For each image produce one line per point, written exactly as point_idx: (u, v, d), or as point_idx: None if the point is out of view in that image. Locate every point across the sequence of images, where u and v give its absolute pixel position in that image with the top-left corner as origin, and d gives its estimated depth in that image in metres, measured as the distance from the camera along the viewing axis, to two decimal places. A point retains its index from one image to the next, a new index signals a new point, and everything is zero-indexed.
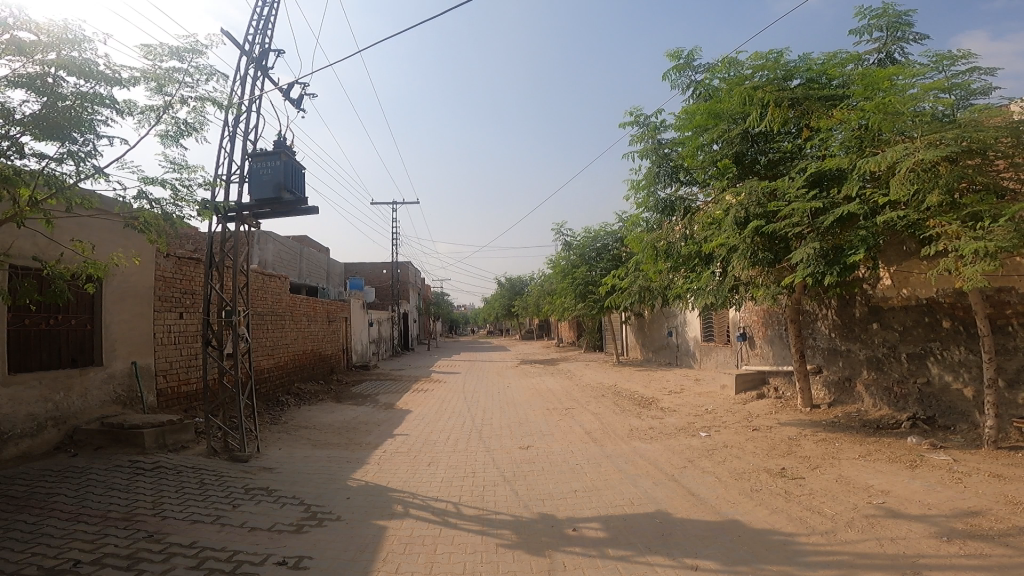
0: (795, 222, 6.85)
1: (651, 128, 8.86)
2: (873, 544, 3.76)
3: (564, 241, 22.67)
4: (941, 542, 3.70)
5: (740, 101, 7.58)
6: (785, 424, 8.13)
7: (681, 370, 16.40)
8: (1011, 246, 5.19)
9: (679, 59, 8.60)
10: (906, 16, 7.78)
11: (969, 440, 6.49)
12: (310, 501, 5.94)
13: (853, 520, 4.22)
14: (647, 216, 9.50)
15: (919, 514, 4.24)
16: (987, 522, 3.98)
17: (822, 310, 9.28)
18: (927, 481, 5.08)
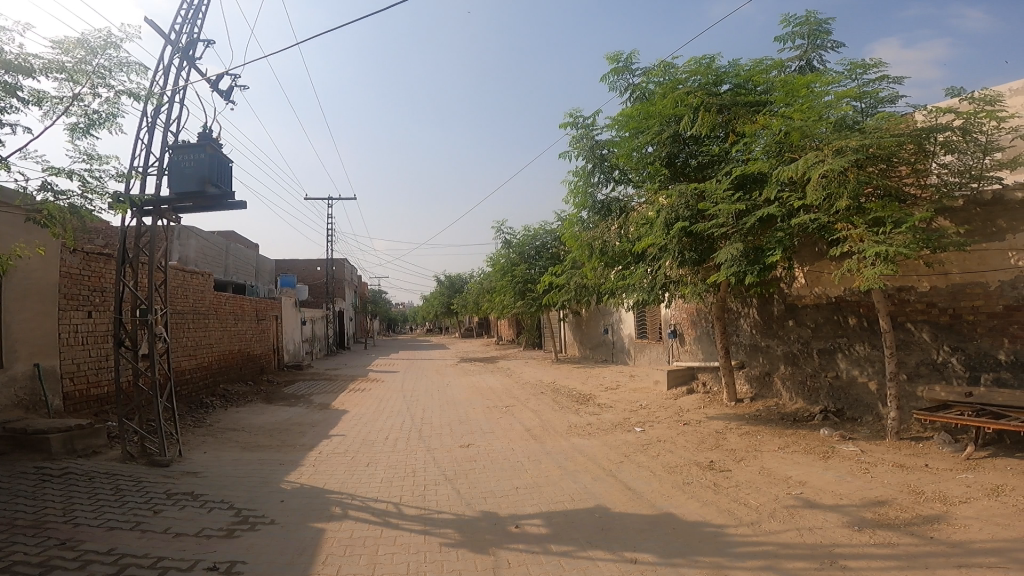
0: (720, 223, 7.20)
1: (588, 128, 9.05)
2: (794, 534, 4.08)
3: (504, 238, 22.80)
4: (853, 532, 4.05)
5: (674, 104, 7.83)
6: (713, 418, 8.57)
7: (616, 367, 16.90)
8: (908, 250, 5.66)
9: (618, 62, 8.80)
10: (825, 25, 8.31)
11: (874, 432, 7.08)
12: (239, 505, 5.75)
13: (775, 511, 4.55)
14: (585, 216, 9.72)
15: (833, 504, 4.62)
16: (893, 512, 4.38)
17: (745, 309, 9.81)
18: (839, 472, 5.52)
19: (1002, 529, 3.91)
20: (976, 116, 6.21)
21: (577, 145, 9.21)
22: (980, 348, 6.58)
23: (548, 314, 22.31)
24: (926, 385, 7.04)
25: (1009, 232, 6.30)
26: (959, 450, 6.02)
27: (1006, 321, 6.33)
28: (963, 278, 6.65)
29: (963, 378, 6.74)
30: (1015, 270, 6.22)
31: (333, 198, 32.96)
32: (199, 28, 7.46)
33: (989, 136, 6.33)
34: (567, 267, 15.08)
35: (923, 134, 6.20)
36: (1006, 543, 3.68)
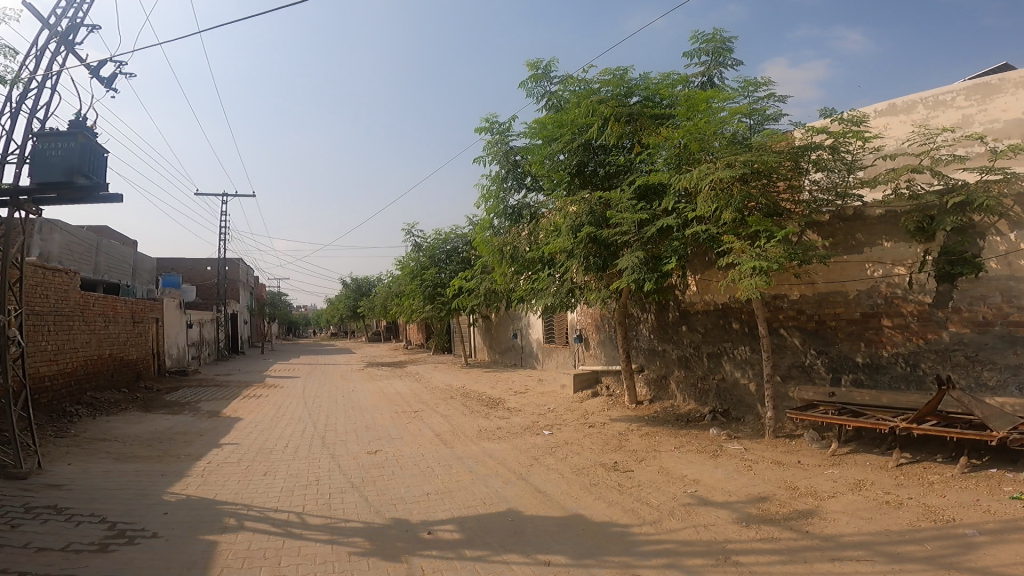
0: (623, 232, 7.60)
1: (502, 134, 9.22)
2: (691, 531, 4.43)
3: (414, 241, 22.49)
4: (742, 528, 4.45)
5: (585, 113, 8.14)
6: (615, 421, 9.00)
7: (524, 371, 17.19)
8: (780, 262, 6.26)
9: (537, 69, 8.99)
10: (728, 44, 8.94)
11: (755, 431, 7.76)
12: (114, 518, 5.34)
13: (674, 510, 4.90)
14: (497, 222, 9.93)
15: (724, 501, 5.05)
16: (775, 507, 4.85)
17: (644, 314, 10.38)
18: (727, 469, 6.02)
19: (864, 521, 4.44)
20: (846, 136, 6.93)
21: (492, 150, 9.39)
22: (841, 351, 7.43)
23: (458, 318, 22.27)
24: (797, 385, 7.82)
25: (866, 245, 7.19)
26: (826, 447, 6.75)
27: (864, 326, 7.21)
28: (826, 287, 7.51)
29: (827, 378, 7.56)
30: (871, 280, 7.11)
31: (229, 194, 31.06)
32: (83, 13, 6.84)
33: (854, 156, 7.17)
34: (478, 271, 15.17)
35: (799, 152, 6.84)
36: (868, 534, 4.18)
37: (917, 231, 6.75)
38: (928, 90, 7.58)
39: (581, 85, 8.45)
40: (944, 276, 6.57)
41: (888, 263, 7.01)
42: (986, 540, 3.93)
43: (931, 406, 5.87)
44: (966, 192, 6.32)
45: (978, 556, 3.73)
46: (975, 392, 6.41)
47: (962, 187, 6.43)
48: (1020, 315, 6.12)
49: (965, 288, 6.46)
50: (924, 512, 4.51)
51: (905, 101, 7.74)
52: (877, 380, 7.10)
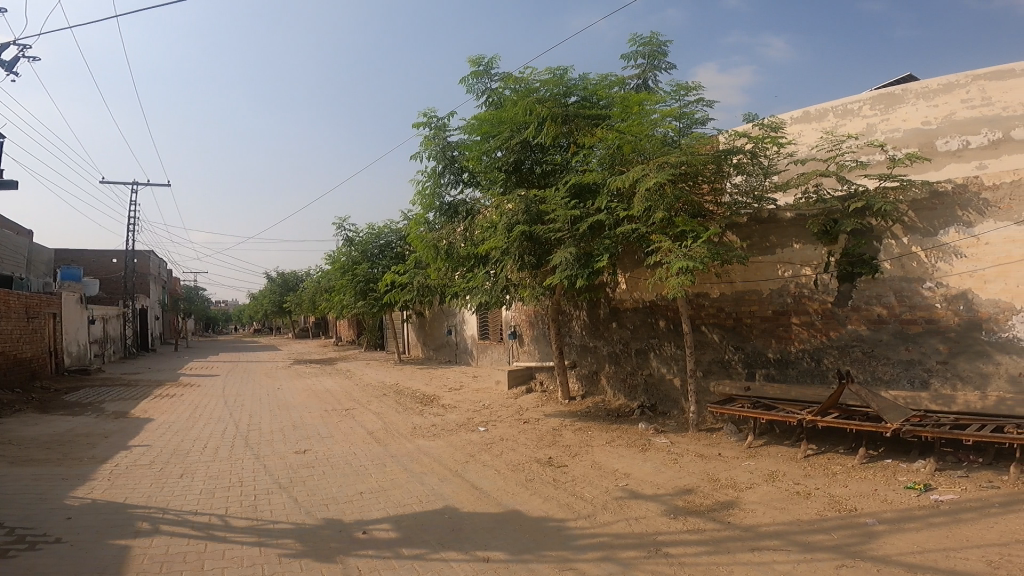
0: (557, 230, 7.77)
1: (439, 129, 9.18)
2: (624, 524, 4.63)
3: (345, 235, 21.88)
4: (670, 520, 4.70)
5: (524, 111, 8.20)
6: (549, 416, 9.21)
7: (458, 368, 17.14)
8: (704, 262, 6.59)
9: (478, 65, 8.95)
10: (663, 48, 9.26)
11: (679, 425, 8.17)
12: (11, 524, 4.96)
13: (607, 503, 5.11)
14: (432, 217, 9.89)
15: (653, 494, 5.31)
16: (700, 499, 5.15)
17: (576, 311, 10.64)
18: (655, 463, 6.32)
19: (780, 511, 4.79)
20: (764, 142, 7.39)
21: (428, 144, 9.33)
22: (755, 347, 7.95)
23: (391, 314, 21.88)
24: (716, 380, 8.29)
25: (778, 247, 7.71)
26: (743, 439, 7.20)
27: (775, 323, 7.73)
28: (743, 286, 8.01)
29: (743, 373, 8.08)
30: (782, 280, 7.64)
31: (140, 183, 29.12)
32: None
33: (769, 161, 7.64)
34: (412, 267, 15.01)
35: (723, 157, 7.20)
36: (783, 524, 4.50)
37: (822, 234, 7.28)
38: (837, 99, 8.09)
39: (521, 83, 8.51)
40: (845, 277, 7.13)
41: (796, 263, 7.53)
42: (885, 528, 4.32)
43: (835, 400, 6.42)
44: (866, 197, 6.86)
45: (878, 542, 4.09)
46: (871, 385, 7.01)
47: (862, 193, 6.96)
48: (909, 314, 6.73)
49: (863, 287, 7.03)
50: (830, 502, 4.92)
51: (817, 110, 8.32)
52: (787, 375, 7.65)
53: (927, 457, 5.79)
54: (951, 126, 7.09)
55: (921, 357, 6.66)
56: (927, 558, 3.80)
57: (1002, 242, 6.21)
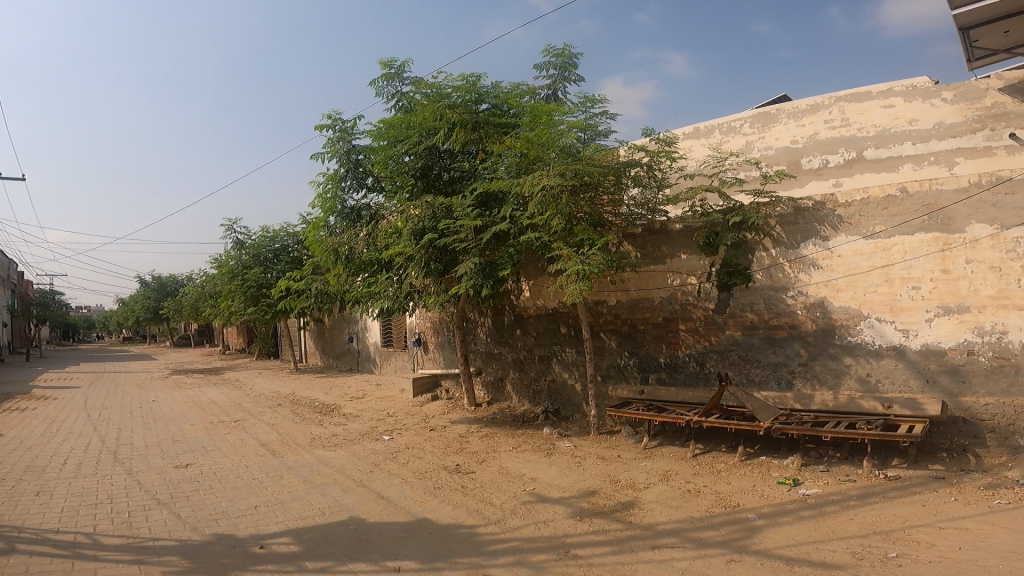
0: (462, 237, 7.86)
1: (344, 133, 9.15)
2: (533, 528, 4.80)
3: (236, 237, 20.67)
4: (576, 522, 4.92)
5: (433, 117, 8.21)
6: (455, 423, 9.25)
7: (359, 377, 16.69)
8: (600, 270, 6.94)
9: (389, 68, 8.85)
10: (574, 60, 9.57)
11: (582, 428, 8.52)
12: None
13: (515, 508, 5.27)
14: (333, 222, 9.70)
15: (559, 497, 5.53)
16: (603, 500, 5.43)
17: (481, 318, 10.76)
18: (559, 466, 6.56)
19: (675, 509, 5.16)
20: (659, 157, 7.89)
21: (331, 147, 9.21)
22: (648, 352, 8.49)
23: (286, 321, 20.90)
24: (614, 384, 8.76)
25: (668, 257, 8.27)
26: (638, 440, 7.64)
27: (665, 329, 8.30)
28: (637, 294, 8.54)
29: (637, 377, 8.59)
30: (670, 288, 8.22)
31: None
32: None
33: (663, 174, 8.16)
34: (309, 271, 14.46)
35: (622, 169, 7.60)
36: (678, 522, 4.86)
37: (706, 245, 7.86)
38: (722, 118, 8.83)
39: (431, 88, 8.50)
40: (724, 286, 7.79)
41: (684, 273, 8.13)
42: (764, 523, 4.79)
43: (716, 401, 7.02)
44: (743, 212, 7.50)
45: (759, 536, 4.53)
46: (745, 386, 7.70)
47: (739, 207, 7.59)
48: (776, 321, 7.46)
49: (739, 295, 7.71)
50: (717, 499, 5.37)
51: (706, 127, 9.02)
52: (676, 378, 8.22)
53: (795, 453, 6.48)
54: (814, 146, 8.05)
55: (786, 359, 7.41)
56: (801, 551, 4.24)
57: (852, 254, 6.97)
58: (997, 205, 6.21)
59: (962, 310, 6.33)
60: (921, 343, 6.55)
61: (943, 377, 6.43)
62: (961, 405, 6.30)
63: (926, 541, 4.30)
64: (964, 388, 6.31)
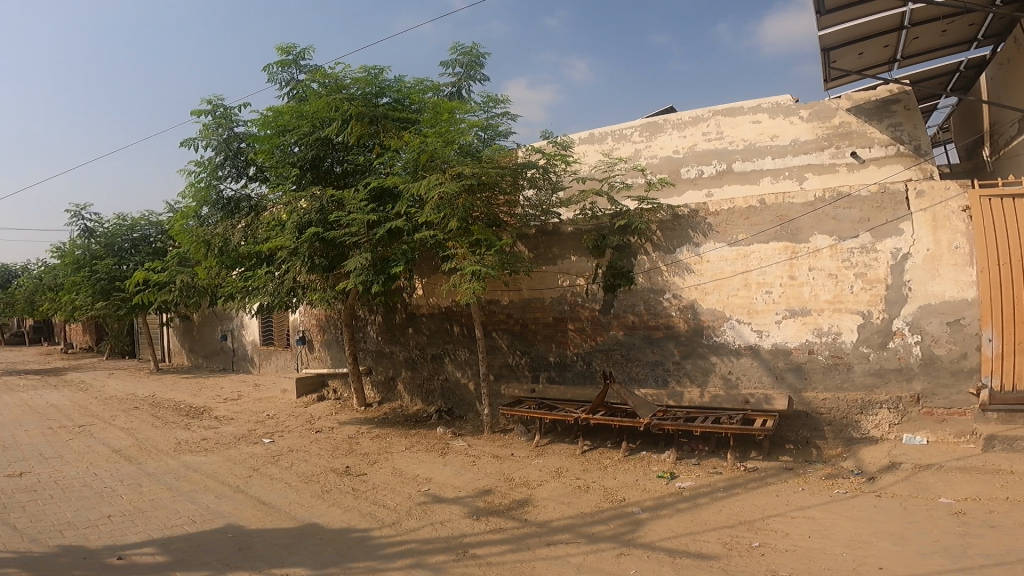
0: (354, 232, 7.71)
1: (224, 119, 8.87)
2: (429, 529, 4.81)
3: (85, 224, 18.56)
4: (473, 521, 5.00)
5: (328, 107, 7.97)
6: (343, 425, 8.99)
7: (233, 377, 15.66)
8: (494, 271, 7.10)
9: (288, 54, 8.73)
10: (481, 60, 9.62)
11: (476, 427, 8.64)
12: None
13: (411, 509, 5.25)
14: (205, 212, 9.35)
15: (455, 497, 5.58)
16: (498, 499, 5.55)
17: (372, 316, 10.51)
18: (454, 466, 6.61)
19: (568, 506, 5.39)
20: (555, 160, 8.14)
21: (208, 133, 8.87)
22: (538, 352, 8.77)
23: (144, 318, 19.07)
24: (506, 383, 8.98)
25: (559, 258, 8.58)
26: (530, 438, 7.88)
27: (555, 329, 8.62)
28: (529, 294, 8.80)
29: (529, 375, 8.87)
30: (561, 289, 8.54)
31: None
32: None
33: (558, 177, 8.45)
34: (173, 263, 13.35)
35: (518, 172, 7.78)
36: (570, 518, 5.09)
37: (595, 248, 8.22)
38: (614, 125, 9.36)
39: (330, 78, 8.20)
40: (609, 287, 8.21)
41: (573, 274, 8.47)
42: (647, 516, 5.14)
43: (602, 398, 7.43)
44: (628, 216, 7.92)
45: (644, 530, 4.85)
46: (627, 384, 8.19)
47: (625, 212, 8.00)
48: (654, 322, 7.99)
49: (623, 297, 8.18)
50: (605, 493, 5.69)
51: (599, 133, 9.50)
52: (565, 376, 8.58)
53: (671, 447, 7.00)
54: (692, 157, 8.79)
55: (663, 358, 7.96)
56: (681, 542, 4.60)
57: (719, 260, 7.61)
58: (836, 219, 7.03)
59: (805, 312, 7.15)
60: (771, 343, 7.33)
61: (790, 374, 7.24)
62: (805, 399, 7.13)
63: (783, 529, 4.83)
64: (807, 384, 7.15)
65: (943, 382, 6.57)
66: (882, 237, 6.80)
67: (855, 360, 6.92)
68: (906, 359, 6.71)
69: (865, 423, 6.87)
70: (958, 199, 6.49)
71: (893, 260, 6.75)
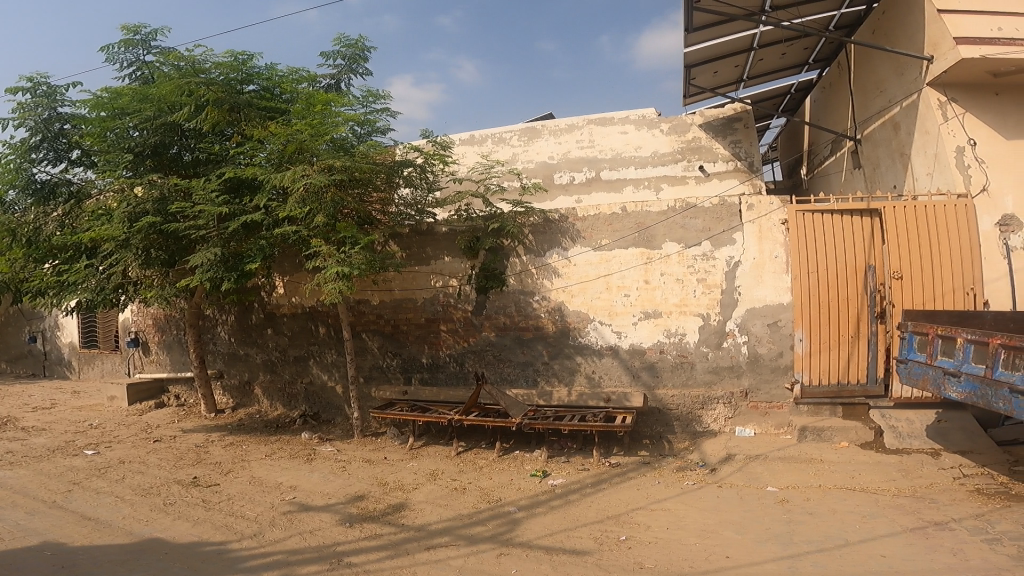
0: (201, 225, 7.15)
1: (48, 99, 8.18)
2: (297, 539, 4.59)
3: None
4: (346, 528, 4.84)
5: (179, 92, 7.34)
6: (188, 432, 8.27)
7: (46, 383, 13.69)
8: (360, 270, 6.88)
9: (133, 34, 8.19)
10: (365, 54, 9.28)
11: (345, 431, 8.36)
12: None
13: (275, 519, 4.97)
14: (10, 196, 8.52)
15: (324, 505, 5.36)
16: (371, 504, 5.42)
17: (223, 316, 9.75)
18: (322, 472, 6.34)
19: (444, 508, 5.39)
20: (434, 159, 8.12)
21: (24, 113, 8.12)
22: (410, 353, 8.69)
23: None
24: (377, 385, 8.81)
25: (432, 258, 8.56)
26: (404, 441, 7.77)
27: (427, 330, 8.58)
28: (401, 294, 8.68)
29: (400, 377, 8.76)
30: (433, 289, 8.53)
31: None
32: None
33: (435, 177, 8.42)
34: None
35: (393, 170, 7.63)
36: (448, 521, 5.10)
37: (468, 249, 8.33)
38: (495, 129, 9.59)
39: (186, 60, 7.53)
40: (482, 289, 8.33)
41: (446, 274, 8.49)
42: (523, 514, 5.30)
43: (475, 400, 7.53)
44: (502, 220, 8.10)
45: (521, 528, 5.00)
46: (500, 385, 8.37)
47: (499, 215, 8.15)
48: (524, 323, 8.24)
49: (494, 299, 8.33)
50: (481, 494, 5.77)
51: (480, 135, 9.65)
52: (437, 378, 8.58)
53: (542, 445, 7.27)
54: (565, 163, 9.22)
55: (533, 359, 8.23)
56: (556, 539, 4.80)
57: (584, 264, 8.03)
58: (684, 227, 7.69)
59: (657, 315, 7.76)
60: (629, 343, 7.87)
61: (644, 372, 7.82)
62: (657, 396, 7.75)
63: (645, 522, 5.22)
64: (658, 381, 7.77)
65: (765, 378, 7.46)
66: (719, 246, 7.56)
67: (697, 359, 7.64)
68: (736, 356, 7.53)
69: (706, 418, 7.62)
70: (779, 212, 7.39)
71: (728, 267, 7.54)
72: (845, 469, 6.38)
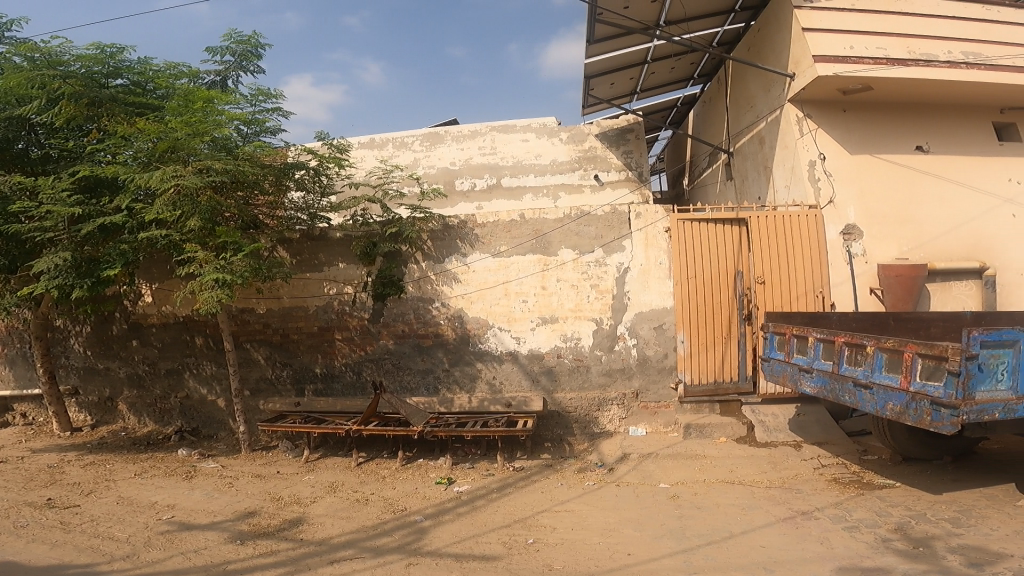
0: (49, 228, 6.53)
1: None
2: (179, 559, 4.23)
3: None
4: (236, 546, 4.52)
5: (29, 85, 6.55)
6: (40, 453, 7.40)
7: None
8: (242, 278, 6.46)
9: None
10: (258, 52, 8.77)
11: (230, 446, 7.83)
12: None
13: (151, 540, 4.54)
14: None
15: (208, 523, 4.98)
16: (265, 520, 5.10)
17: (76, 327, 8.79)
18: (205, 490, 5.88)
19: (346, 520, 5.19)
20: (328, 162, 7.82)
21: None
22: (302, 363, 8.31)
23: None
24: (265, 398, 8.35)
25: (326, 265, 8.26)
26: (298, 454, 7.41)
27: (321, 339, 8.25)
28: (290, 302, 8.28)
29: (292, 389, 8.35)
30: (326, 297, 8.22)
31: None
32: None
33: (330, 180, 8.12)
34: None
35: (282, 173, 7.25)
36: (350, 533, 4.91)
37: (363, 255, 8.06)
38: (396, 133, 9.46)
39: (40, 52, 6.72)
40: (379, 296, 8.12)
41: (340, 282, 8.22)
42: (430, 523, 5.21)
43: (374, 409, 7.33)
44: (400, 224, 7.96)
45: (429, 537, 4.91)
46: (399, 394, 8.20)
47: (397, 219, 8.01)
48: (423, 330, 8.13)
49: (392, 306, 8.17)
50: (386, 504, 5.61)
51: (379, 139, 9.49)
52: (332, 388, 8.27)
53: (446, 453, 7.21)
54: (467, 169, 9.25)
55: (433, 366, 8.14)
56: (464, 546, 4.76)
57: (483, 271, 8.08)
58: (579, 234, 7.95)
59: (554, 319, 7.95)
60: (528, 349, 8.00)
61: (543, 377, 7.98)
62: (556, 399, 7.94)
63: (551, 524, 5.32)
64: (557, 385, 7.96)
65: (653, 378, 7.85)
66: (611, 252, 7.90)
67: (591, 362, 7.91)
68: (626, 359, 7.87)
69: (602, 419, 7.90)
70: (664, 221, 7.84)
71: (618, 273, 7.89)
72: (725, 463, 6.87)
